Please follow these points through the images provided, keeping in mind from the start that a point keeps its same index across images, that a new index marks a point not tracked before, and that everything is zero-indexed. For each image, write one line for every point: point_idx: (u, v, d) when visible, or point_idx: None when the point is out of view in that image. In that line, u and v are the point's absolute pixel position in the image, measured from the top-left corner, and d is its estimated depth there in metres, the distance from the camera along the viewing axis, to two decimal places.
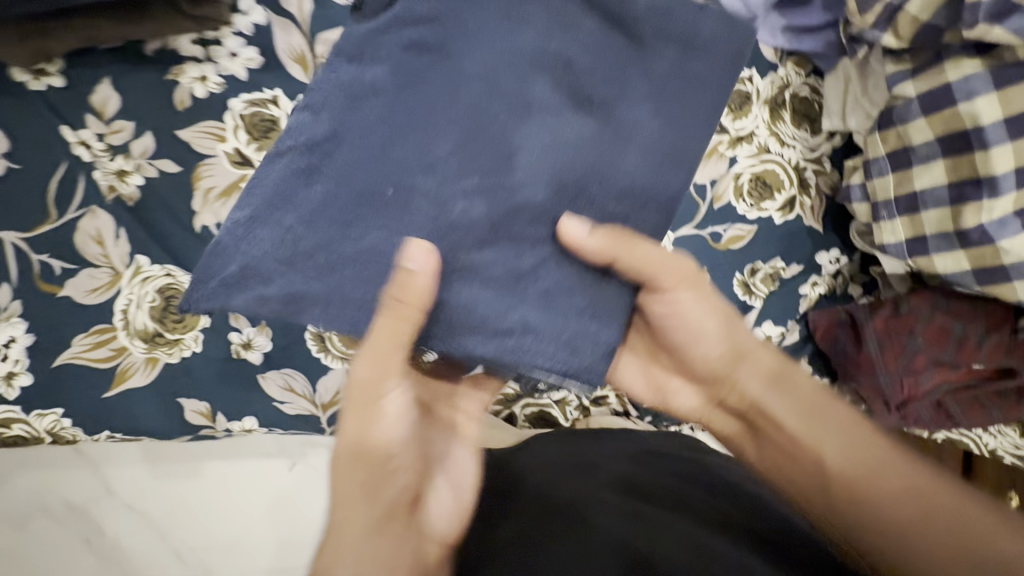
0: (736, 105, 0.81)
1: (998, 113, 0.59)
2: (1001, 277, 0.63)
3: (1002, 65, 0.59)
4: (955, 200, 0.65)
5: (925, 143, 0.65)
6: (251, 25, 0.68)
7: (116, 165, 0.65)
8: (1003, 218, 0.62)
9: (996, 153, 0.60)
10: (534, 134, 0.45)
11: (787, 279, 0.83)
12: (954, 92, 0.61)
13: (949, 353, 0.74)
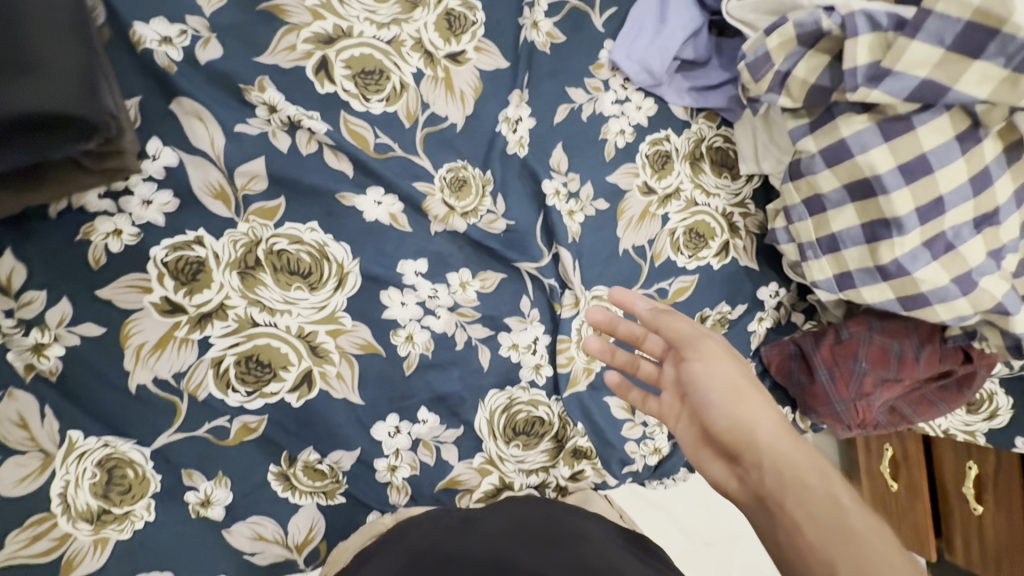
0: (659, 165, 0.85)
1: (891, 163, 0.64)
2: (923, 302, 0.69)
3: (886, 119, 0.63)
4: (870, 238, 0.69)
5: (834, 191, 0.70)
6: (162, 168, 0.65)
7: (31, 340, 0.61)
8: (913, 251, 0.67)
9: (896, 198, 0.64)
10: None
11: (735, 320, 0.86)
12: (850, 146, 0.65)
13: (892, 371, 0.77)
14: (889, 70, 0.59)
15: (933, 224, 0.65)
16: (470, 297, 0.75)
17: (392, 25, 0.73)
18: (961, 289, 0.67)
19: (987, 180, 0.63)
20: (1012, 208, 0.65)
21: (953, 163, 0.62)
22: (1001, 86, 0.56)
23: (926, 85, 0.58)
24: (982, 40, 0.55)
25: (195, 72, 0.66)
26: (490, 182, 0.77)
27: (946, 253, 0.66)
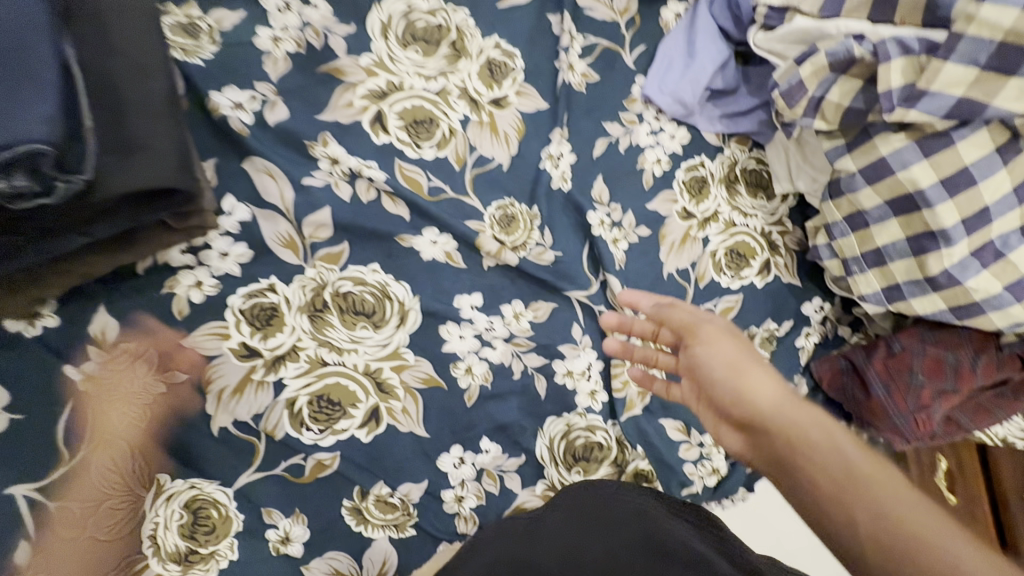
0: (696, 190, 0.88)
1: (933, 177, 0.65)
2: (977, 311, 0.69)
3: (925, 136, 0.65)
4: (917, 251, 0.70)
5: (876, 207, 0.71)
6: (237, 223, 0.70)
7: (123, 389, 0.65)
8: (962, 261, 0.68)
9: (941, 210, 0.66)
10: None
11: (783, 337, 0.87)
12: (891, 164, 0.68)
13: (949, 382, 0.77)
14: (925, 91, 0.62)
15: (981, 234, 0.66)
16: (524, 327, 0.78)
17: (440, 77, 0.79)
18: (1016, 296, 0.67)
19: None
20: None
21: (997, 175, 0.63)
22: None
23: (964, 103, 0.61)
24: (1016, 58, 0.57)
25: (265, 133, 0.71)
26: (536, 216, 0.80)
27: (997, 261, 0.67)
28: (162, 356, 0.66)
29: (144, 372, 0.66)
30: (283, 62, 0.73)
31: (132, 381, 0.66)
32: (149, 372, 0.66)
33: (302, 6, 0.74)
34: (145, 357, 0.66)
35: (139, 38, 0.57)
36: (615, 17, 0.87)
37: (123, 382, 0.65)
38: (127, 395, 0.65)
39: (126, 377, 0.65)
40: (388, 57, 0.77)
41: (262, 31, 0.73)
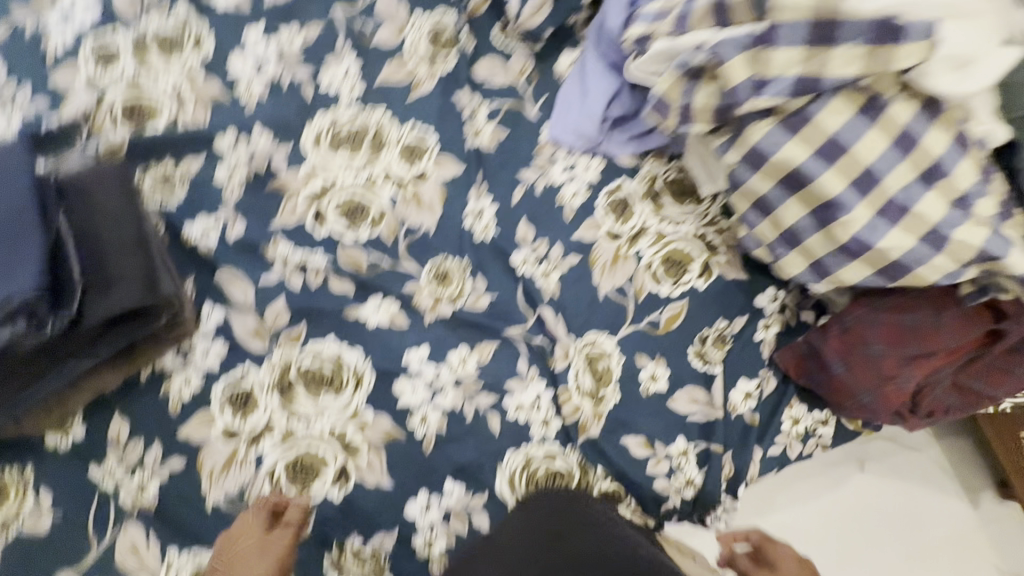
0: (619, 211, 0.92)
1: (807, 152, 0.67)
2: (902, 269, 0.67)
3: (786, 117, 0.68)
4: (823, 223, 0.70)
5: (773, 189, 0.72)
6: (214, 324, 0.84)
7: (136, 479, 0.78)
8: (870, 224, 0.67)
9: (825, 180, 0.67)
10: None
11: (738, 332, 0.87)
12: (764, 149, 0.70)
13: (913, 346, 0.72)
14: (767, 77, 0.66)
15: (876, 193, 0.66)
16: (470, 370, 0.84)
17: (365, 169, 0.92)
18: (933, 247, 0.65)
19: (912, 140, 0.65)
20: (956, 156, 0.65)
21: (865, 136, 0.65)
22: (867, 62, 0.63)
23: (802, 80, 0.64)
24: (831, 30, 0.64)
25: (228, 247, 0.86)
26: (468, 267, 0.88)
27: (903, 216, 0.65)
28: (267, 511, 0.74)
29: (253, 519, 0.73)
30: (238, 188, 0.89)
31: (248, 531, 0.72)
32: (259, 517, 0.73)
33: (248, 140, 0.91)
34: (258, 506, 0.74)
35: (108, 192, 0.75)
36: (514, 80, 0.97)
37: (241, 541, 0.72)
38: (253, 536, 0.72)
39: (244, 536, 0.72)
40: (322, 163, 0.91)
41: (220, 168, 0.90)
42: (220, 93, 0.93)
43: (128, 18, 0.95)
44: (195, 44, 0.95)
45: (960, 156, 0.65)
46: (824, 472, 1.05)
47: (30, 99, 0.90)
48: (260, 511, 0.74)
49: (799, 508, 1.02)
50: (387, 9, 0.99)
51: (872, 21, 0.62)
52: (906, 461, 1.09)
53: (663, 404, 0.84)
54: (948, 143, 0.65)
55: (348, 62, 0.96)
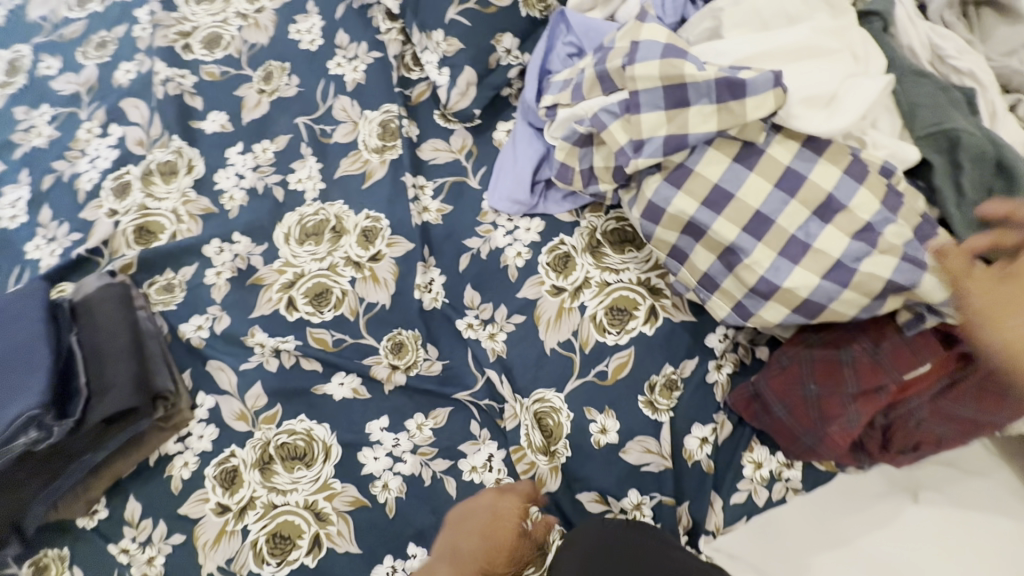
0: (561, 266, 0.94)
1: (695, 204, 0.72)
2: (816, 306, 0.69)
3: (671, 172, 0.74)
4: (730, 267, 0.73)
5: (680, 238, 0.75)
6: (207, 410, 0.95)
7: (146, 555, 0.89)
8: (774, 264, 0.70)
9: (719, 228, 0.72)
10: (15, 333, 0.81)
11: (687, 376, 0.85)
12: (659, 204, 0.74)
13: (852, 384, 0.72)
14: (642, 138, 0.73)
15: (774, 233, 0.70)
16: (426, 435, 0.88)
17: (328, 256, 1.02)
18: (839, 282, 0.68)
19: (799, 179, 0.71)
20: (850, 187, 0.70)
21: (748, 181, 0.72)
22: (721, 117, 0.70)
23: (670, 140, 0.72)
24: (683, 92, 0.71)
25: (217, 340, 0.99)
26: (420, 336, 0.94)
27: (804, 253, 0.69)
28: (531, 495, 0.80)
29: (517, 501, 0.78)
30: (224, 286, 1.02)
31: (512, 509, 0.77)
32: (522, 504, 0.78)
33: (231, 245, 1.05)
34: (522, 492, 0.79)
35: (112, 310, 0.89)
36: (456, 156, 1.05)
37: (504, 521, 0.76)
38: (513, 527, 0.77)
39: (480, 516, 0.77)
40: (292, 256, 1.03)
41: (209, 271, 1.04)
42: (209, 206, 1.09)
43: (138, 153, 1.15)
44: (188, 168, 1.12)
45: (856, 188, 0.70)
46: (866, 504, 0.81)
47: (68, 234, 1.11)
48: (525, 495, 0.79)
49: (831, 550, 0.78)
50: (341, 111, 1.12)
51: (714, 81, 0.70)
52: (983, 489, 0.80)
53: (615, 455, 0.83)
54: (840, 176, 0.70)
55: (311, 163, 1.09)
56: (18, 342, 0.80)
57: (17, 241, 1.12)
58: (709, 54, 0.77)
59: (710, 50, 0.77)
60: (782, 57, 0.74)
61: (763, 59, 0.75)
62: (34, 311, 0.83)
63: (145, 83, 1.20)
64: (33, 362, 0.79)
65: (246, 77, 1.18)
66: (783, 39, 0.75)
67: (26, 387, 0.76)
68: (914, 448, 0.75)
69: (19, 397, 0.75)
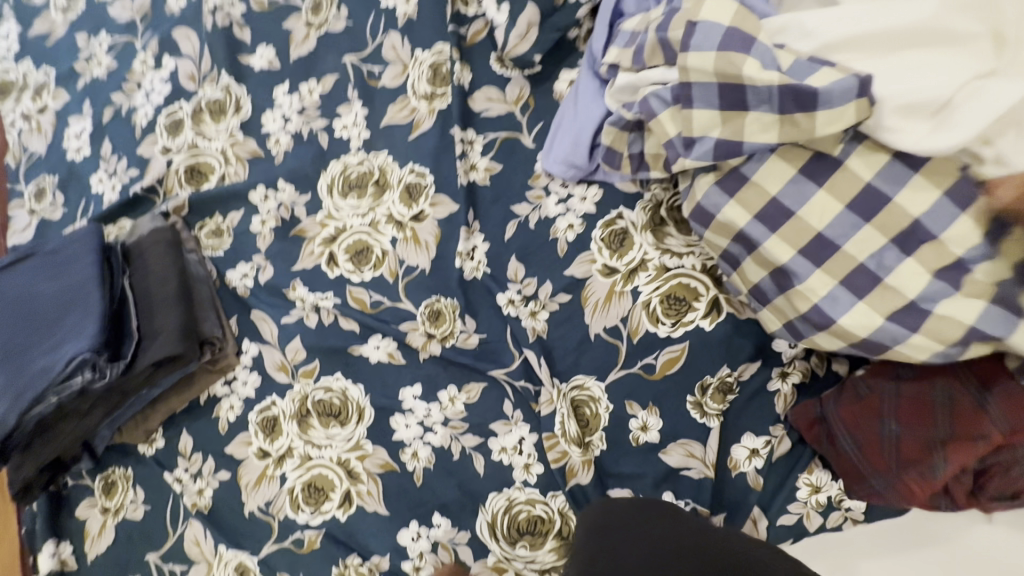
0: (616, 244, 0.85)
1: (746, 215, 0.59)
2: (875, 349, 0.56)
3: (723, 176, 0.60)
4: (783, 289, 0.60)
5: (731, 245, 0.63)
6: (251, 357, 0.97)
7: (196, 485, 0.95)
8: (832, 293, 0.57)
9: (770, 247, 0.59)
10: (74, 276, 0.84)
11: (746, 381, 0.77)
12: (707, 209, 0.62)
13: (943, 429, 0.59)
14: (694, 136, 0.60)
15: (837, 260, 0.56)
16: (458, 409, 0.86)
17: (370, 212, 0.97)
18: (907, 326, 0.53)
19: (877, 201, 0.54)
20: (947, 213, 0.51)
21: (813, 199, 0.56)
22: (784, 127, 0.56)
23: (721, 144, 0.58)
24: (741, 90, 0.57)
25: (261, 291, 0.99)
26: (458, 306, 0.89)
27: (871, 287, 0.55)
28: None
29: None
30: (268, 236, 1.01)
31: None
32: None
33: (275, 192, 1.02)
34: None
35: (160, 255, 0.90)
36: (510, 108, 0.95)
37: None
38: None
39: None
40: (334, 209, 0.99)
41: (254, 219, 1.03)
42: (256, 149, 1.06)
43: (189, 88, 1.12)
44: (235, 109, 1.08)
45: (955, 215, 0.51)
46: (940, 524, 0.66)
47: (126, 170, 1.12)
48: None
49: (921, 550, 0.65)
50: (391, 50, 1.02)
51: (777, 86, 0.54)
52: None
53: (653, 455, 0.78)
54: (935, 199, 0.52)
55: (357, 109, 1.02)
56: (77, 284, 0.83)
57: (84, 174, 1.15)
58: (790, 30, 0.57)
59: (794, 23, 0.57)
60: (883, 39, 0.53)
61: (861, 42, 0.53)
62: (91, 254, 0.86)
63: (196, 11, 1.14)
64: (85, 305, 0.81)
65: (294, 8, 1.10)
66: (895, 12, 0.52)
67: (80, 328, 0.80)
68: (1013, 496, 0.60)
69: (73, 339, 0.79)
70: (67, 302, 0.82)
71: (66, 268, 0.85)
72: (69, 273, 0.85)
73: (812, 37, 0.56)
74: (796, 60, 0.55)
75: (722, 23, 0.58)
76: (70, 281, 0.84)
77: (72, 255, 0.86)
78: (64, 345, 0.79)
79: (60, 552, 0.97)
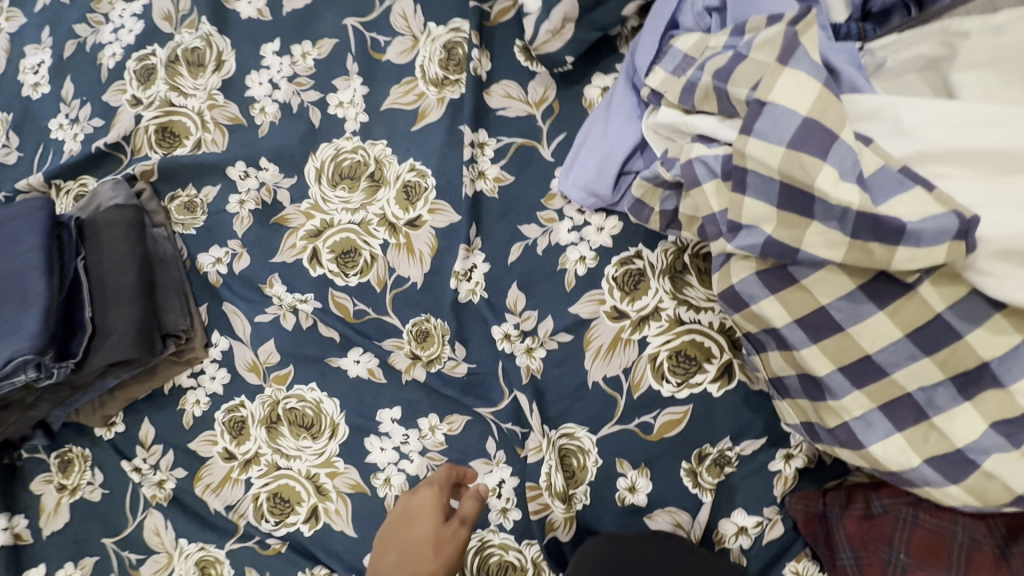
0: (630, 286, 0.77)
1: (785, 317, 0.51)
2: (904, 482, 0.51)
3: (767, 267, 0.52)
4: (810, 395, 0.55)
5: (761, 335, 0.55)
6: (220, 351, 0.90)
7: (156, 477, 0.90)
8: (867, 416, 0.52)
9: (807, 356, 0.52)
10: (20, 256, 0.74)
11: (746, 457, 0.71)
12: (743, 298, 0.54)
13: (955, 569, 0.56)
14: (739, 223, 0.50)
15: (880, 387, 0.50)
16: (438, 441, 0.81)
17: (361, 209, 0.87)
18: (947, 475, 0.48)
19: (946, 335, 0.46)
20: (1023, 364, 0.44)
21: (870, 320, 0.48)
22: (852, 252, 0.45)
23: (772, 243, 0.48)
24: (807, 199, 0.45)
25: (234, 280, 0.90)
26: (448, 331, 0.82)
27: (914, 423, 0.49)
28: (452, 480, 0.76)
29: (433, 494, 0.74)
30: (246, 219, 0.91)
31: (428, 503, 0.73)
32: (439, 496, 0.73)
33: (257, 170, 0.91)
34: (439, 482, 0.75)
35: (123, 239, 0.81)
36: (530, 111, 0.83)
37: (416, 525, 0.72)
38: (433, 512, 0.72)
39: (420, 518, 0.72)
40: (321, 199, 0.89)
41: (232, 198, 0.92)
42: (237, 115, 0.93)
43: (164, 31, 0.98)
44: (216, 64, 0.95)
45: None
46: None
47: (89, 119, 0.99)
48: (441, 485, 0.74)
49: None
50: (400, 19, 0.88)
51: (856, 210, 0.43)
52: None
53: (638, 518, 0.74)
54: (1016, 344, 0.45)
55: (355, 85, 0.89)
56: (22, 267, 0.74)
57: (42, 116, 1.02)
58: (882, 122, 0.46)
59: (888, 113, 0.45)
60: (994, 158, 0.42)
61: (967, 155, 0.43)
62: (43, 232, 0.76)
63: None
64: (30, 294, 0.72)
65: None
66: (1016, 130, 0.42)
67: (19, 322, 0.71)
68: None
69: (9, 334, 0.70)
70: (8, 286, 0.73)
71: (13, 244, 0.76)
72: (15, 252, 0.75)
73: (909, 138, 0.44)
74: (884, 166, 0.44)
75: (801, 110, 0.45)
76: (14, 262, 0.74)
77: (20, 229, 0.76)
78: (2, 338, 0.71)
79: (14, 526, 0.93)
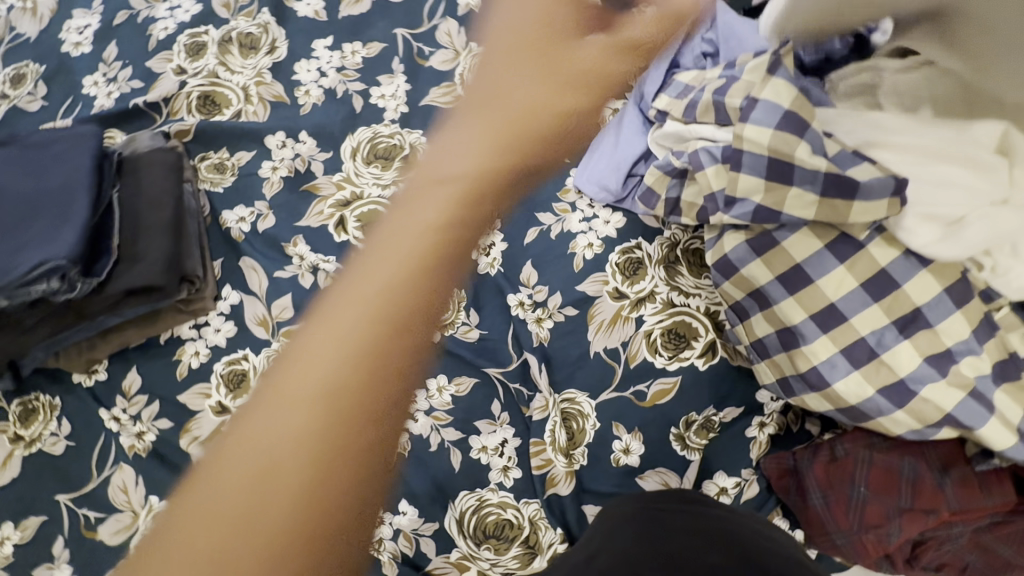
0: (630, 271, 0.87)
1: (769, 274, 0.66)
2: (861, 416, 0.63)
3: (754, 236, 0.67)
4: (787, 347, 0.66)
5: (746, 299, 0.68)
6: (229, 304, 0.91)
7: (135, 428, 0.86)
8: (831, 359, 0.64)
9: (785, 306, 0.65)
10: (73, 172, 0.83)
11: (727, 424, 0.80)
12: (734, 263, 0.68)
13: (905, 498, 0.68)
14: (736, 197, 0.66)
15: (841, 330, 0.63)
16: (444, 401, 0.84)
17: (392, 185, 0.95)
18: (895, 402, 0.61)
19: (890, 284, 0.62)
20: (943, 306, 0.60)
21: (832, 271, 0.63)
22: (821, 209, 0.62)
23: (762, 210, 0.64)
24: (789, 168, 0.63)
25: (256, 238, 0.94)
26: (464, 298, 0.90)
27: (868, 361, 0.62)
28: None
29: None
30: (277, 184, 0.96)
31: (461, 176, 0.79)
32: None
33: (294, 142, 0.98)
34: None
35: (164, 178, 0.89)
36: None
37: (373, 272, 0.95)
38: None
39: None
40: (354, 173, 0.97)
41: (265, 163, 0.98)
42: (281, 94, 1.02)
43: (221, 16, 1.07)
44: (269, 49, 1.04)
45: (950, 309, 0.60)
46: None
47: (128, 79, 1.04)
48: None
49: None
50: (445, 36, 1.04)
51: (824, 171, 0.61)
52: None
53: (631, 479, 0.80)
54: (937, 293, 0.61)
55: (399, 82, 1.01)
56: (74, 183, 0.83)
57: (78, 72, 1.05)
58: (842, 123, 0.66)
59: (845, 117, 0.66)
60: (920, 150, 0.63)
61: (900, 147, 0.63)
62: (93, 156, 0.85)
63: None
64: (75, 205, 0.81)
65: None
66: (928, 133, 0.63)
67: (62, 228, 0.79)
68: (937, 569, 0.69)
69: (48, 239, 0.78)
70: (56, 197, 0.81)
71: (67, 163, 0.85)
72: (69, 168, 0.84)
73: (860, 132, 0.65)
74: (841, 150, 0.63)
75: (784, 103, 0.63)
76: (68, 177, 0.83)
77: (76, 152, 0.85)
78: (44, 240, 0.78)
79: None
